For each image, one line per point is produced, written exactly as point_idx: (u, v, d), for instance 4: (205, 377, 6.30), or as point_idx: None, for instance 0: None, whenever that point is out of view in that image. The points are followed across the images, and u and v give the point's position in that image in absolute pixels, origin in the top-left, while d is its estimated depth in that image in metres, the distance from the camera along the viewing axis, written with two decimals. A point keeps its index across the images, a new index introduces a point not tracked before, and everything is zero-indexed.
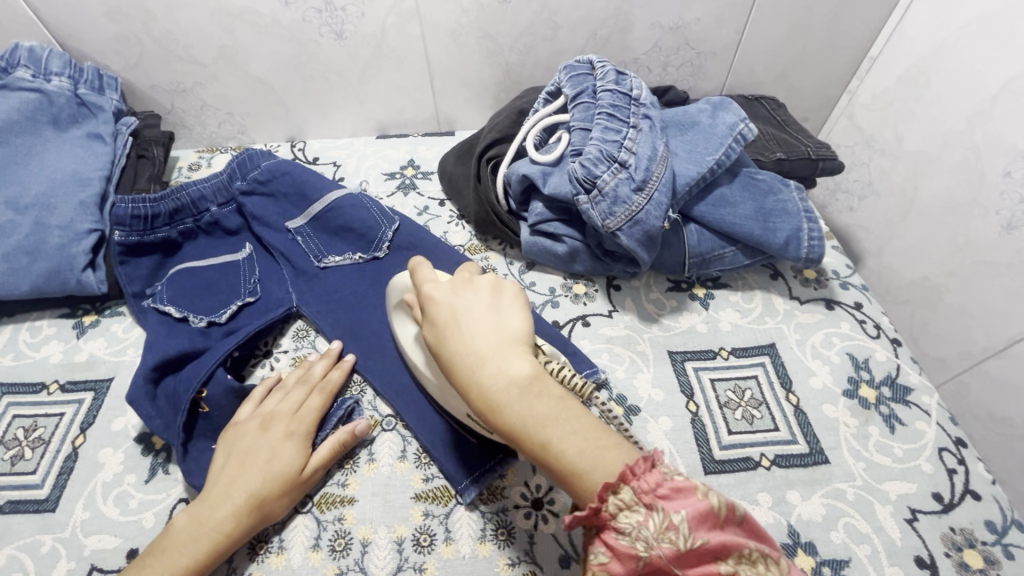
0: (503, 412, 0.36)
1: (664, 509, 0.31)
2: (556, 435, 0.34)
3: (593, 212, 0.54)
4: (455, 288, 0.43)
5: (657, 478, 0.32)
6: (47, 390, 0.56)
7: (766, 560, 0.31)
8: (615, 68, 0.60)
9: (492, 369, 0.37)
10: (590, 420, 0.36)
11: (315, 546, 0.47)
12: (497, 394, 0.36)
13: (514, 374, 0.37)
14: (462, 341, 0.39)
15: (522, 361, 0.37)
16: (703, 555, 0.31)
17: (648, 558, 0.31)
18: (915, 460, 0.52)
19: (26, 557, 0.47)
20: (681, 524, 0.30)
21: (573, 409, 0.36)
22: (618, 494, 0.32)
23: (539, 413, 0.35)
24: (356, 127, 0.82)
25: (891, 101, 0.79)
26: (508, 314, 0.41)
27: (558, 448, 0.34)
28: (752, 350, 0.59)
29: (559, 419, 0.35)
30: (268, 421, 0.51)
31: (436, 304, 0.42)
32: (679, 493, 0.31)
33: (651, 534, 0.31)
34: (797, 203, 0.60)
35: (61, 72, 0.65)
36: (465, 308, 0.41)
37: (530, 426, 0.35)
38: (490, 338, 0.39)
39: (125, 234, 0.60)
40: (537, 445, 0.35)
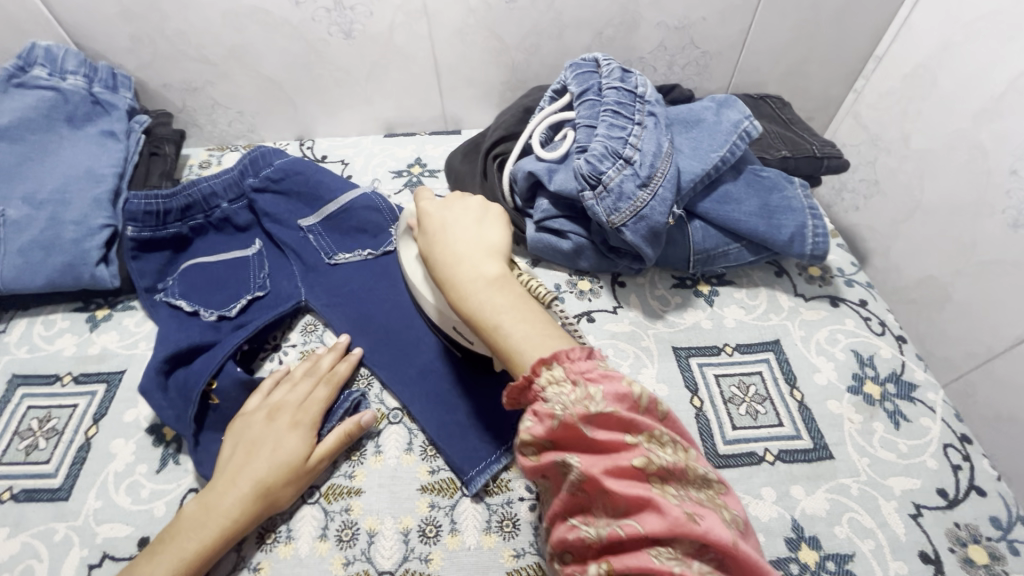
0: (467, 299, 0.46)
1: (587, 384, 0.36)
2: (505, 320, 0.43)
3: (598, 208, 0.54)
4: (447, 206, 0.54)
5: (588, 363, 0.38)
6: (60, 382, 0.58)
7: (674, 446, 0.36)
8: (620, 66, 0.61)
9: (466, 268, 0.48)
10: (536, 313, 0.44)
11: (323, 536, 0.47)
12: (467, 285, 0.46)
13: (482, 272, 0.47)
14: (445, 246, 0.50)
15: (491, 264, 0.47)
16: (614, 427, 0.36)
17: (565, 422, 0.35)
18: (920, 456, 0.52)
19: (40, 544, 0.48)
20: (599, 397, 0.36)
21: (525, 305, 0.44)
22: (550, 369, 0.38)
23: (494, 301, 0.44)
24: (364, 125, 0.83)
25: (898, 100, 0.79)
26: (488, 230, 0.51)
27: (505, 330, 0.43)
28: (757, 346, 0.59)
29: (510, 308, 0.44)
30: (277, 411, 0.51)
31: (429, 216, 0.53)
32: (604, 376, 0.37)
33: (572, 403, 0.36)
34: (801, 200, 0.60)
35: (76, 70, 0.67)
36: (453, 221, 0.52)
37: (486, 310, 0.44)
38: (469, 244, 0.49)
39: (138, 230, 0.61)
40: (488, 324, 0.44)
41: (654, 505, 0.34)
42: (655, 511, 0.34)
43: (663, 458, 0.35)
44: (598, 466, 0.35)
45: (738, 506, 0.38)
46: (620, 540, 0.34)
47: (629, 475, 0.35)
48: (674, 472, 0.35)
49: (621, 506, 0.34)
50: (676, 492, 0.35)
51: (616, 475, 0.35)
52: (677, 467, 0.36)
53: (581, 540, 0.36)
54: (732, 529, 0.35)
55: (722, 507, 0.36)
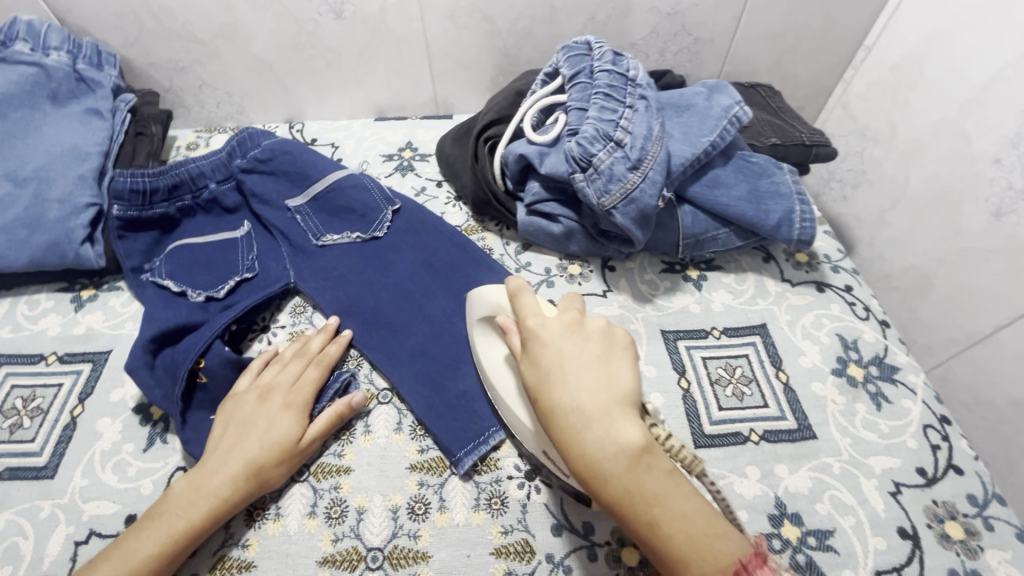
0: (608, 481, 0.37)
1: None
2: (662, 514, 0.36)
3: (589, 190, 0.55)
4: (559, 333, 0.44)
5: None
6: (45, 361, 0.57)
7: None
8: (612, 49, 0.61)
9: (600, 434, 0.38)
10: (697, 505, 0.36)
11: (312, 513, 0.48)
12: (605, 463, 0.38)
13: (624, 442, 0.38)
14: (565, 396, 0.40)
15: (631, 429, 0.38)
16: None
17: None
18: (900, 436, 0.53)
19: (24, 522, 0.47)
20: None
21: (682, 486, 0.37)
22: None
23: (648, 488, 0.37)
24: (354, 109, 0.83)
25: (886, 90, 0.80)
26: (616, 371, 0.42)
27: (664, 525, 0.36)
28: (743, 330, 0.60)
29: (667, 499, 0.36)
30: (268, 392, 0.51)
31: (542, 348, 0.43)
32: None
33: None
34: (789, 186, 0.61)
35: (60, 46, 0.65)
36: (572, 360, 0.42)
37: (637, 503, 0.36)
38: (600, 397, 0.40)
39: (124, 209, 0.60)
40: (641, 518, 0.36)
41: None
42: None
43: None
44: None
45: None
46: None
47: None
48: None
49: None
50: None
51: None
52: None
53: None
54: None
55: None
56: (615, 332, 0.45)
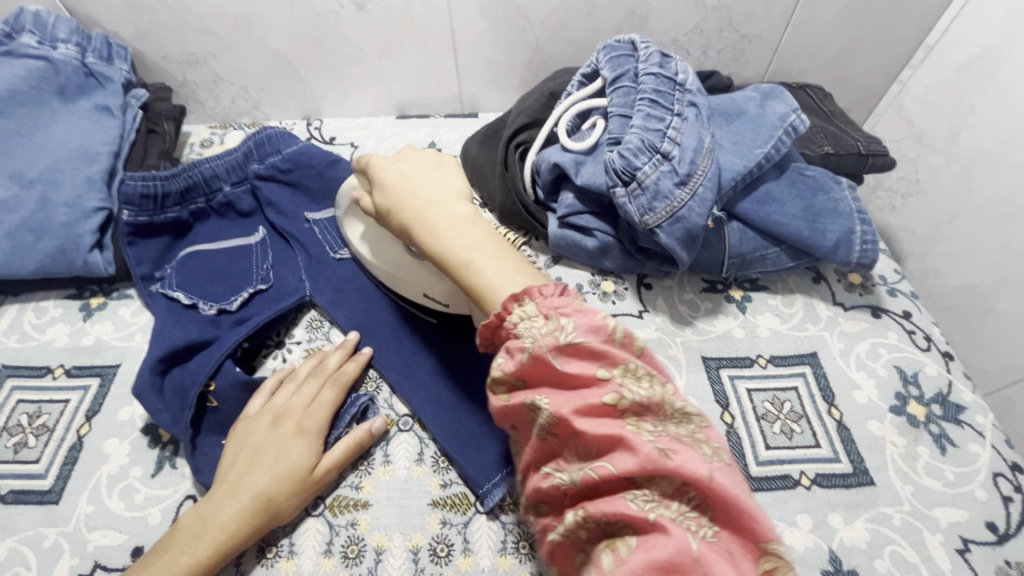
0: (439, 240, 0.44)
1: (559, 318, 0.36)
2: (476, 257, 0.43)
3: (631, 207, 0.50)
4: (399, 159, 0.51)
5: (562, 300, 0.37)
6: (52, 374, 0.54)
7: (648, 378, 0.35)
8: (658, 50, 0.56)
9: (433, 211, 0.46)
10: (507, 250, 0.44)
11: (327, 552, 0.45)
12: (437, 228, 0.45)
13: (452, 214, 0.46)
14: (404, 193, 0.48)
15: (462, 205, 0.47)
16: (586, 357, 0.35)
17: (536, 354, 0.35)
18: (967, 485, 0.48)
19: (28, 551, 0.45)
20: (570, 330, 0.35)
21: (496, 243, 0.44)
22: (522, 306, 0.38)
23: (467, 238, 0.44)
24: (375, 105, 0.78)
25: (949, 94, 0.73)
26: (448, 175, 0.50)
27: (477, 267, 0.42)
28: (792, 359, 0.55)
29: (482, 246, 0.43)
30: (281, 416, 0.48)
31: (384, 170, 0.50)
32: (575, 310, 0.37)
33: (542, 335, 0.36)
34: (849, 203, 0.55)
35: (68, 39, 0.62)
36: (410, 171, 0.49)
37: (458, 249, 0.43)
38: (433, 190, 0.48)
39: (134, 214, 0.57)
40: (460, 263, 0.43)
41: (622, 442, 0.32)
42: (626, 449, 0.32)
43: (635, 391, 0.34)
44: (567, 405, 0.34)
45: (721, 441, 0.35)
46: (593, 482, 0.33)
47: (599, 410, 0.34)
48: (648, 405, 0.34)
49: (590, 444, 0.33)
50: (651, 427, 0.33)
51: (586, 412, 0.34)
52: (649, 401, 0.34)
53: (556, 489, 0.35)
54: (712, 463, 0.32)
55: (702, 441, 0.33)
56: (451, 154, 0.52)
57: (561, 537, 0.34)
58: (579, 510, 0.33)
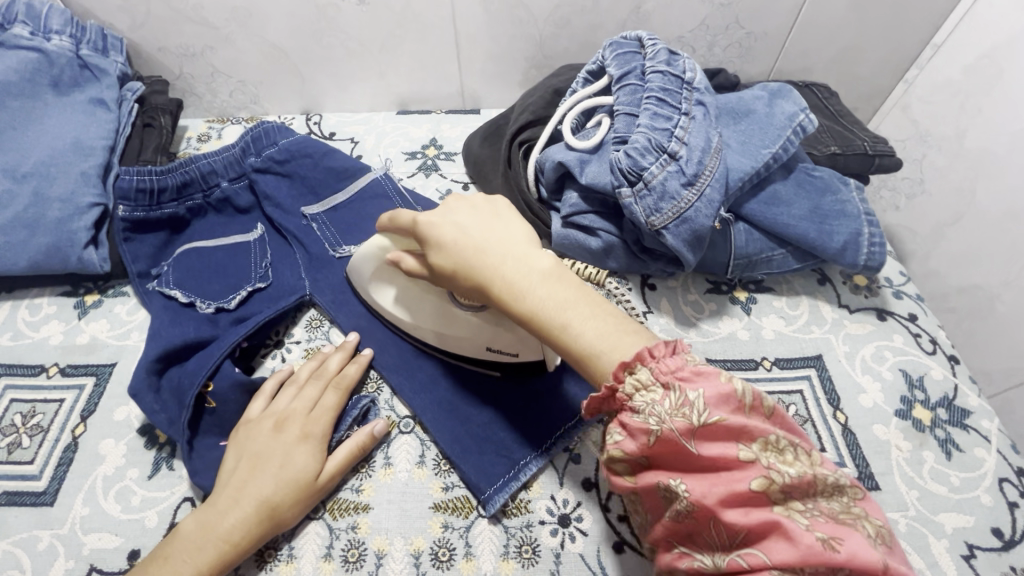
0: (525, 299, 0.41)
1: (686, 390, 0.33)
2: (572, 317, 0.39)
3: (637, 207, 0.49)
4: (448, 209, 0.47)
5: (677, 363, 0.34)
6: (46, 373, 0.53)
7: (794, 452, 0.32)
8: (666, 47, 0.55)
9: (511, 266, 0.42)
10: (602, 303, 0.41)
11: (327, 556, 0.44)
12: (520, 285, 0.41)
13: (534, 266, 0.42)
14: (470, 248, 0.44)
15: (542, 255, 0.42)
16: (723, 437, 0.32)
17: (664, 435, 0.33)
18: (973, 491, 0.48)
19: (22, 554, 0.44)
20: (699, 405, 0.32)
21: (588, 297, 0.41)
22: (638, 377, 0.35)
23: (557, 295, 0.40)
24: (375, 100, 0.77)
25: (954, 94, 0.72)
26: (508, 221, 0.46)
27: (576, 329, 0.39)
28: (797, 361, 0.55)
29: (576, 303, 0.40)
30: (282, 421, 0.47)
31: (434, 227, 0.45)
32: (700, 378, 0.33)
33: (667, 414, 0.33)
34: (856, 205, 0.55)
35: (61, 30, 0.61)
36: (468, 225, 0.45)
37: (550, 310, 0.40)
38: (504, 242, 0.44)
39: (130, 209, 0.56)
40: (555, 327, 0.40)
41: (779, 532, 0.29)
42: (784, 539, 0.29)
43: (785, 472, 0.31)
44: (707, 491, 0.31)
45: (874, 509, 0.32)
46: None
47: (745, 497, 0.31)
48: (799, 485, 0.31)
49: (738, 534, 0.30)
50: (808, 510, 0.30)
51: (730, 500, 0.31)
52: (801, 481, 0.31)
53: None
54: (879, 546, 0.29)
55: (861, 518, 0.30)
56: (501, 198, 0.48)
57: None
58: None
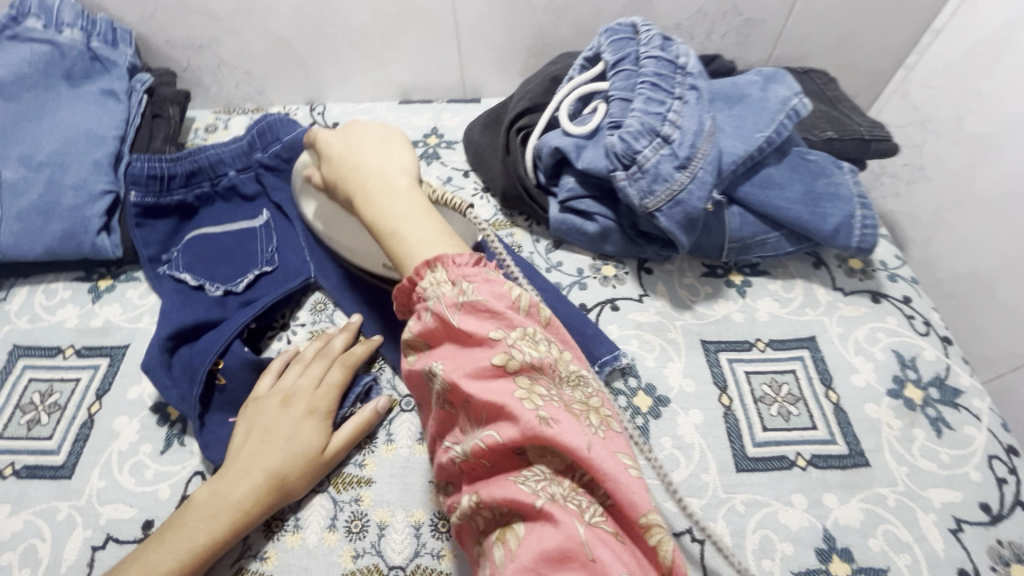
0: (370, 207, 0.48)
1: (464, 283, 0.39)
2: (401, 227, 0.45)
3: (631, 190, 0.50)
4: (347, 131, 0.55)
5: (470, 270, 0.40)
6: (63, 354, 0.56)
7: (543, 344, 0.38)
8: (660, 33, 0.56)
9: (370, 182, 0.49)
10: (436, 221, 0.46)
11: (332, 527, 0.46)
12: (372, 200, 0.48)
13: (385, 185, 0.49)
14: (351, 166, 0.51)
15: (398, 178, 0.49)
16: (483, 321, 0.38)
17: (438, 317, 0.38)
18: (963, 467, 0.48)
19: (42, 523, 0.46)
20: (470, 294, 0.39)
21: (425, 214, 0.46)
22: (433, 273, 0.40)
23: (395, 209, 0.47)
24: (378, 91, 0.78)
25: (955, 79, 0.72)
26: (393, 150, 0.53)
27: (401, 235, 0.45)
28: (791, 342, 0.56)
29: (408, 217, 0.46)
30: (287, 398, 0.49)
31: (329, 143, 0.54)
32: (482, 280, 0.40)
33: (445, 300, 0.39)
34: (850, 187, 0.56)
35: (73, 23, 0.63)
36: (357, 146, 0.53)
37: (384, 219, 0.47)
38: (373, 158, 0.51)
39: (142, 195, 0.59)
40: (387, 231, 0.46)
41: (506, 409, 0.35)
42: (510, 417, 0.34)
43: (527, 353, 0.37)
44: (460, 369, 0.37)
45: (604, 401, 0.39)
46: (481, 449, 0.35)
47: (490, 375, 0.36)
48: (538, 365, 0.36)
49: (481, 410, 0.36)
50: (536, 385, 0.36)
51: (478, 377, 0.36)
52: (538, 366, 0.36)
53: (452, 460, 0.38)
54: (587, 432, 0.35)
55: (586, 410, 0.36)
56: (394, 132, 0.55)
57: (460, 519, 0.37)
58: (472, 496, 0.35)
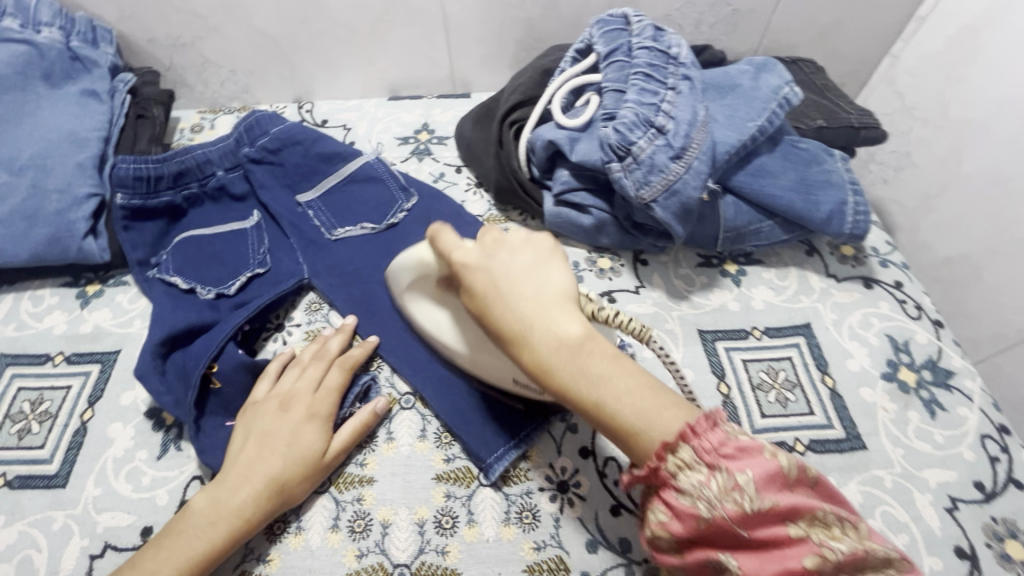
0: (555, 373, 0.36)
1: (727, 468, 0.30)
2: (608, 394, 0.35)
3: (626, 181, 0.50)
4: (485, 248, 0.43)
5: (719, 437, 0.31)
6: (52, 361, 0.54)
7: (842, 525, 0.30)
8: (651, 24, 0.56)
9: (543, 330, 0.38)
10: (643, 375, 0.36)
11: (335, 527, 0.45)
12: (550, 356, 0.37)
13: (564, 332, 0.37)
14: (507, 305, 0.39)
15: (571, 319, 0.38)
16: (772, 515, 0.29)
17: (712, 517, 0.30)
18: (956, 447, 0.49)
19: (38, 533, 0.46)
20: (746, 484, 0.30)
21: (627, 368, 0.36)
22: (676, 454, 0.32)
23: (590, 368, 0.36)
24: (367, 87, 0.77)
25: (939, 66, 0.73)
26: (548, 272, 0.41)
27: (614, 408, 0.34)
28: (786, 330, 0.56)
29: (614, 380, 0.35)
30: (285, 401, 0.48)
31: (469, 268, 0.42)
32: (744, 454, 0.31)
33: (713, 495, 0.30)
34: (841, 174, 0.56)
35: (51, 22, 0.61)
36: (505, 268, 0.41)
37: (582, 388, 0.35)
38: (535, 296, 0.39)
39: (128, 197, 0.57)
40: (593, 404, 0.35)
41: None
42: None
43: (838, 549, 0.28)
44: (761, 572, 0.29)
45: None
46: None
47: None
48: (857, 563, 0.28)
49: None
50: None
51: None
52: (857, 557, 0.28)
53: None
54: None
55: None
56: (540, 239, 0.44)
57: None
58: None
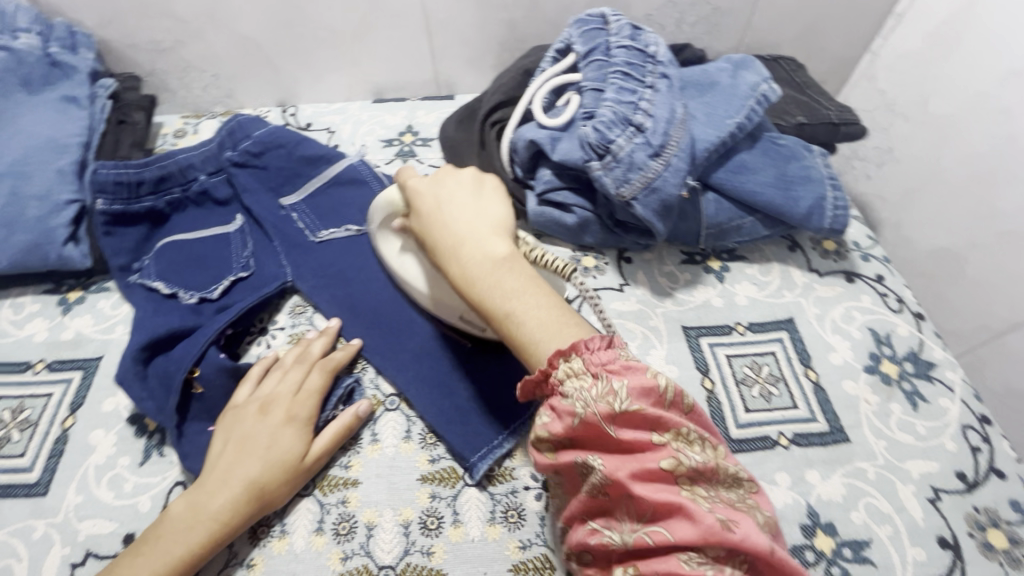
0: (475, 286, 0.42)
1: (610, 379, 0.35)
2: (516, 307, 0.41)
3: (606, 179, 0.50)
4: (438, 180, 0.48)
5: (609, 356, 0.36)
6: (33, 369, 0.54)
7: (702, 443, 0.35)
8: (630, 22, 0.56)
9: (472, 251, 0.44)
10: (548, 295, 0.42)
11: (319, 530, 0.45)
12: (473, 273, 0.43)
13: (489, 255, 0.43)
14: (446, 229, 0.45)
15: (498, 244, 0.44)
16: (640, 422, 0.34)
17: (586, 417, 0.34)
18: (938, 438, 0.50)
19: (18, 543, 0.45)
20: (622, 393, 0.34)
21: (538, 288, 0.42)
22: (568, 361, 0.36)
23: (503, 285, 0.42)
24: (350, 90, 0.77)
25: (918, 62, 0.74)
26: (488, 206, 0.47)
27: (517, 318, 0.40)
28: (770, 325, 0.57)
29: (522, 296, 0.41)
30: (268, 405, 0.48)
31: (421, 195, 0.47)
32: (627, 370, 0.35)
33: (593, 398, 0.35)
34: (820, 169, 0.57)
35: (29, 28, 0.61)
36: (450, 199, 0.47)
37: (496, 299, 0.41)
38: (472, 224, 0.45)
39: (109, 202, 0.57)
40: (499, 314, 0.41)
41: (680, 510, 0.32)
42: (685, 516, 0.32)
43: (693, 457, 0.33)
44: (621, 468, 0.34)
45: (766, 506, 0.35)
46: (648, 547, 0.32)
47: (654, 474, 0.33)
48: (704, 471, 0.33)
49: (645, 510, 0.33)
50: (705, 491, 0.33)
51: (641, 476, 0.33)
52: (707, 468, 0.33)
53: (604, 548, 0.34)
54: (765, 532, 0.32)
55: (756, 509, 0.34)
56: (490, 182, 0.49)
57: None
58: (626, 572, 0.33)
